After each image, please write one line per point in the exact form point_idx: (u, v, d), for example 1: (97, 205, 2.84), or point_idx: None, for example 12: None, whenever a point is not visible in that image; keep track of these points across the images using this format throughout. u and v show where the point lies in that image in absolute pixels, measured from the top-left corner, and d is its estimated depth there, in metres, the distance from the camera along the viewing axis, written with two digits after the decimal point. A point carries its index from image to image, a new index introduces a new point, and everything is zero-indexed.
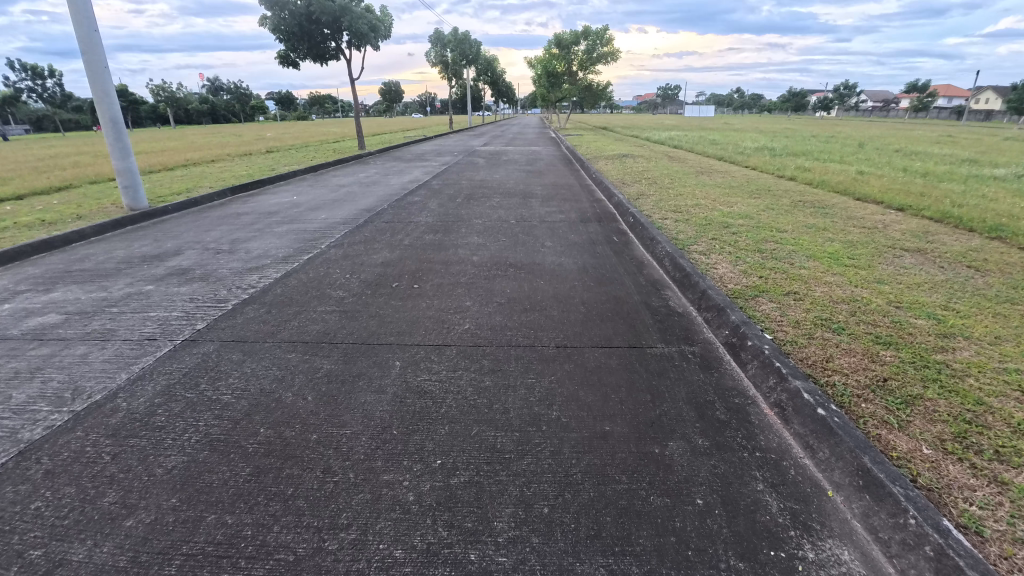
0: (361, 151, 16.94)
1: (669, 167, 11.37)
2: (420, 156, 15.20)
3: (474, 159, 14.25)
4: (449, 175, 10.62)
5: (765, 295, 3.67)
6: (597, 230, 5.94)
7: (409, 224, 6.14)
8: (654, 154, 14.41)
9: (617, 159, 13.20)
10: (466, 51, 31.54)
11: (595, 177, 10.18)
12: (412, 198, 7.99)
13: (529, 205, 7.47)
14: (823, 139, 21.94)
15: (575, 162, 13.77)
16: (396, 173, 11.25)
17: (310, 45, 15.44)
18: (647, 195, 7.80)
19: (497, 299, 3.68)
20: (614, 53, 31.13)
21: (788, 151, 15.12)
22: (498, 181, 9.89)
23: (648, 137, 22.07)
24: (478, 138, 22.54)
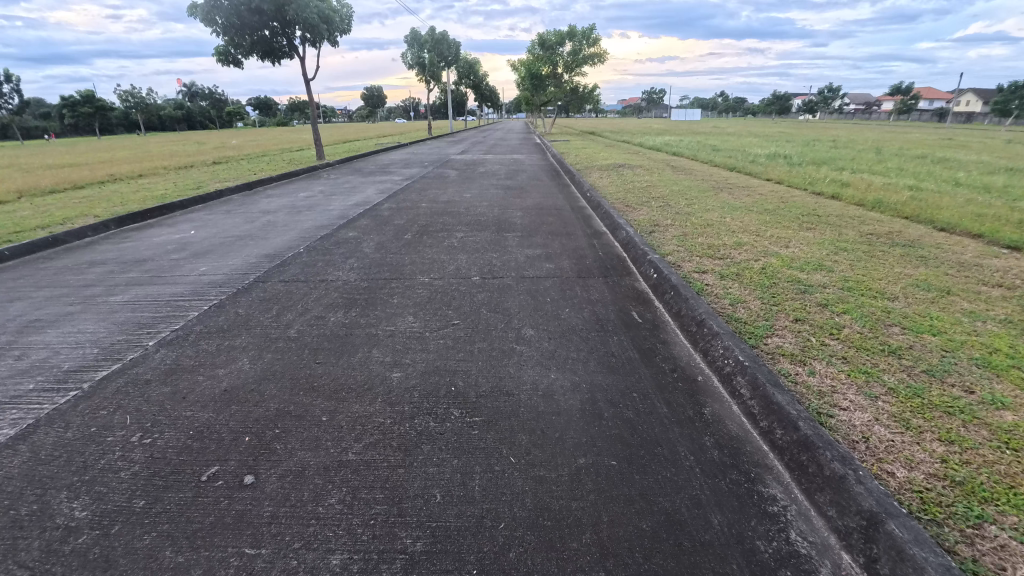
0: (316, 162, 14.69)
1: (677, 181, 9.39)
2: (382, 168, 13.03)
3: (446, 171, 12.17)
4: (407, 194, 8.50)
5: (1004, 520, 1.67)
6: (602, 289, 3.85)
7: (318, 285, 4.02)
8: (653, 163, 12.48)
9: (612, 170, 11.19)
10: (444, 52, 29.53)
11: (588, 195, 8.11)
12: (346, 231, 5.88)
13: (504, 241, 5.38)
14: (826, 144, 20.48)
15: (563, 174, 11.75)
16: (343, 192, 9.09)
17: (253, 39, 13.25)
18: (664, 224, 5.75)
19: (404, 548, 1.60)
20: (601, 54, 29.34)
21: (804, 158, 13.33)
22: (467, 203, 7.80)
23: (640, 144, 20.30)
24: (456, 145, 20.50)
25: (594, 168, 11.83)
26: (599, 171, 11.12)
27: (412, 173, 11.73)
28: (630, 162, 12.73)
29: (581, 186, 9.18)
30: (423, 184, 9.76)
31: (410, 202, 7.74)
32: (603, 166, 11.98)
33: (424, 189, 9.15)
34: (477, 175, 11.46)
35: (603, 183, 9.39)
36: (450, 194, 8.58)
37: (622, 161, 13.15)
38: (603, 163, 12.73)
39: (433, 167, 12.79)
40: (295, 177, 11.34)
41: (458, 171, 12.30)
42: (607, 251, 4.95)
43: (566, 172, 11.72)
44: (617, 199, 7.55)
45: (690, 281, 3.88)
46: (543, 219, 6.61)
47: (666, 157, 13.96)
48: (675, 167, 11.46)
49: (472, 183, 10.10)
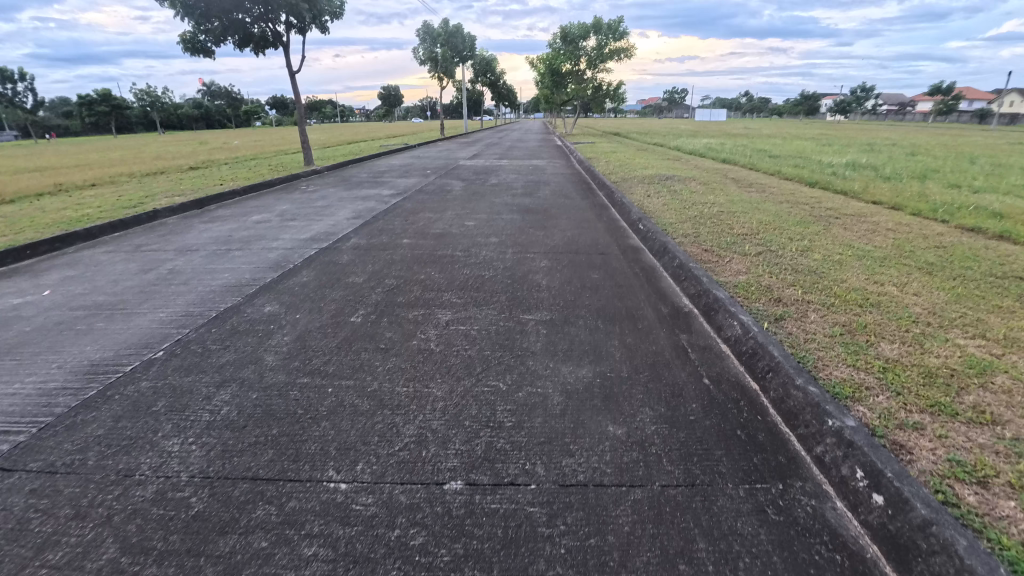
0: (301, 168, 12.51)
1: (756, 202, 6.93)
2: (374, 176, 10.75)
3: (451, 180, 9.87)
4: (389, 219, 6.19)
5: None
6: (766, 556, 1.50)
7: (95, 507, 1.75)
8: (706, 173, 10.07)
9: (660, 184, 8.75)
10: (458, 46, 27.31)
11: (639, 221, 5.67)
12: (267, 299, 3.61)
13: (519, 329, 3.01)
14: (890, 147, 17.80)
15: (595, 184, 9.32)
16: (309, 214, 6.84)
17: (226, 24, 11.11)
18: (794, 300, 3.33)
19: None
20: (629, 50, 26.85)
21: (891, 168, 10.79)
22: (468, 233, 5.46)
23: (674, 146, 17.83)
24: (466, 148, 18.28)
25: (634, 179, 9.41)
26: (643, 185, 8.70)
27: (409, 184, 9.43)
28: (677, 173, 10.26)
29: (625, 205, 6.72)
30: (416, 202, 7.46)
31: (389, 234, 5.43)
32: (644, 177, 9.58)
33: (415, 209, 6.83)
34: (488, 185, 9.11)
35: (655, 203, 6.95)
36: (447, 217, 6.24)
37: (665, 170, 10.66)
38: (644, 173, 10.29)
39: (437, 176, 10.50)
40: (264, 191, 9.16)
41: (465, 179, 9.97)
42: (713, 372, 2.56)
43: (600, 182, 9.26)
44: (687, 234, 5.11)
45: (989, 540, 1.53)
46: (581, 267, 4.20)
47: (719, 165, 11.45)
48: (739, 181, 8.97)
49: (481, 198, 7.75)
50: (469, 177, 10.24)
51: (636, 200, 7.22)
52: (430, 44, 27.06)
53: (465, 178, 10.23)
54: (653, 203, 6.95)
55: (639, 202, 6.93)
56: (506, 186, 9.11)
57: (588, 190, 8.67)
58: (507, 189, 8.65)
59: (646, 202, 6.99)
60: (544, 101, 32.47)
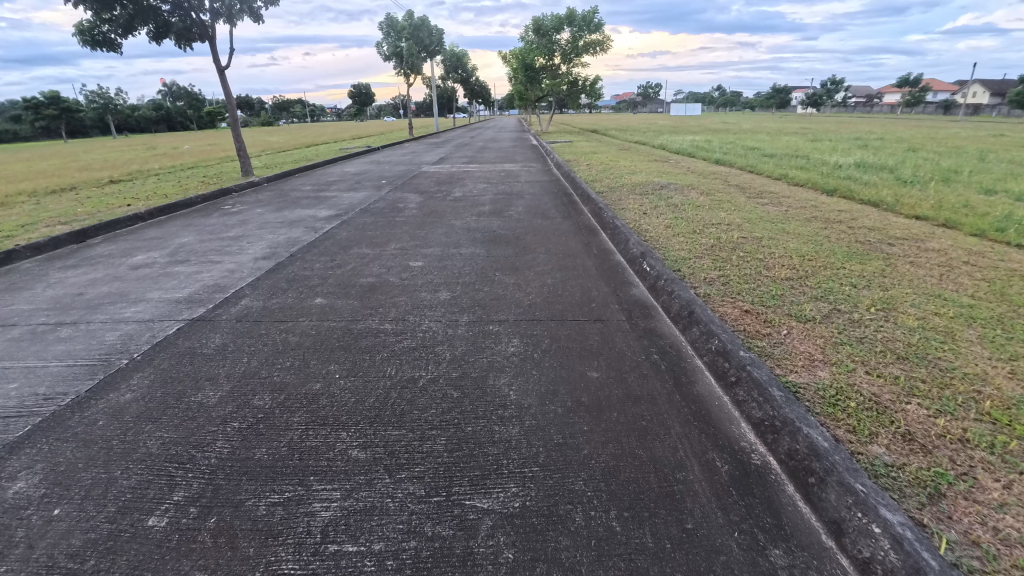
0: (236, 180, 10.77)
1: (780, 221, 5.55)
2: (318, 189, 9.10)
3: (408, 193, 8.29)
4: (310, 259, 4.63)
5: None
6: None
7: None
8: (703, 177, 8.75)
9: (657, 194, 7.33)
10: (423, 40, 25.62)
11: (643, 253, 4.20)
12: (28, 459, 2.06)
13: (459, 555, 1.53)
14: (880, 142, 16.96)
15: (577, 196, 7.85)
16: (210, 250, 5.23)
17: (133, 10, 9.26)
18: (939, 444, 1.95)
19: None
20: (606, 42, 25.51)
21: (902, 167, 9.68)
22: (410, 282, 3.94)
23: (656, 144, 16.62)
24: (432, 150, 16.69)
25: (624, 188, 7.98)
26: (636, 197, 7.28)
27: (356, 199, 7.82)
28: (671, 178, 8.86)
29: (619, 225, 5.24)
30: (355, 227, 5.88)
31: (299, 289, 3.88)
32: (634, 184, 8.15)
33: (350, 240, 5.27)
34: (450, 199, 7.55)
35: (657, 222, 5.51)
36: (388, 254, 4.70)
37: (657, 174, 9.27)
38: (634, 179, 8.87)
39: (392, 187, 8.91)
40: (176, 215, 7.48)
41: (424, 190, 8.40)
42: None
43: (584, 191, 7.77)
44: (713, 281, 3.68)
45: None
46: (570, 353, 2.71)
47: (716, 167, 10.10)
48: (747, 189, 7.61)
49: (439, 218, 6.22)
50: (429, 188, 8.67)
51: (632, 218, 5.78)
52: (394, 38, 25.27)
53: (424, 188, 8.65)
54: (654, 223, 5.51)
55: (636, 223, 5.47)
56: (471, 199, 7.57)
57: (570, 204, 7.20)
58: (472, 204, 7.13)
59: (645, 222, 5.55)
60: (518, 98, 30.93)
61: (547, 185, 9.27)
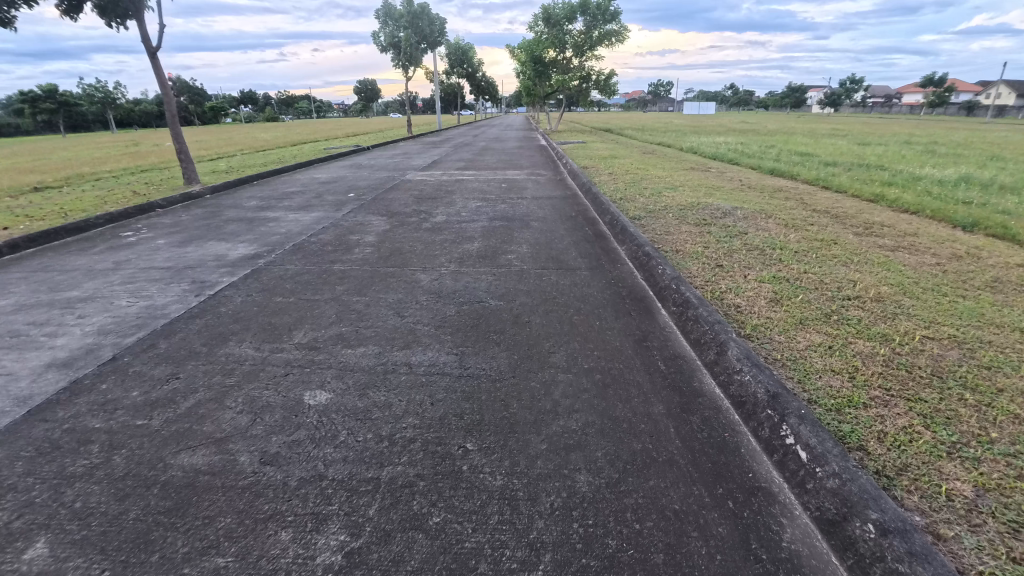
0: (175, 189, 8.66)
1: (956, 289, 3.32)
2: (262, 206, 6.94)
3: (374, 212, 6.10)
4: (135, 375, 2.50)
5: None
6: None
7: None
8: (769, 196, 6.54)
9: (721, 221, 5.10)
10: (423, 29, 23.47)
11: (775, 396, 2.01)
12: None
13: None
14: (944, 148, 14.57)
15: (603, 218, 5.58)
16: (4, 335, 3.10)
17: None
18: None
19: None
20: (623, 34, 23.22)
21: (1021, 185, 7.43)
22: (275, 476, 1.78)
23: (684, 146, 14.35)
24: (425, 152, 14.57)
25: (666, 210, 5.73)
26: (692, 227, 5.02)
27: (299, 224, 5.64)
28: (728, 195, 6.60)
29: (691, 295, 3.01)
30: (264, 283, 3.71)
31: (30, 497, 1.74)
32: (682, 205, 5.91)
33: (236, 318, 3.10)
34: (425, 225, 5.35)
35: (751, 288, 3.28)
36: (275, 363, 2.53)
37: (708, 189, 7.01)
38: (680, 196, 6.59)
39: (357, 204, 6.73)
40: (48, 246, 5.37)
41: (396, 209, 6.22)
42: None
43: (611, 212, 5.52)
44: (985, 524, 1.51)
45: None
46: None
47: (779, 180, 7.82)
48: (849, 217, 5.33)
49: (399, 264, 4.02)
50: (402, 205, 6.46)
51: (703, 276, 3.55)
52: (392, 27, 23.13)
53: (397, 206, 6.46)
54: (747, 288, 3.28)
55: (718, 291, 3.25)
56: (454, 224, 5.37)
57: (597, 234, 4.97)
58: (453, 235, 4.91)
59: (730, 286, 3.33)
60: (526, 93, 28.63)
61: (561, 199, 7.02)
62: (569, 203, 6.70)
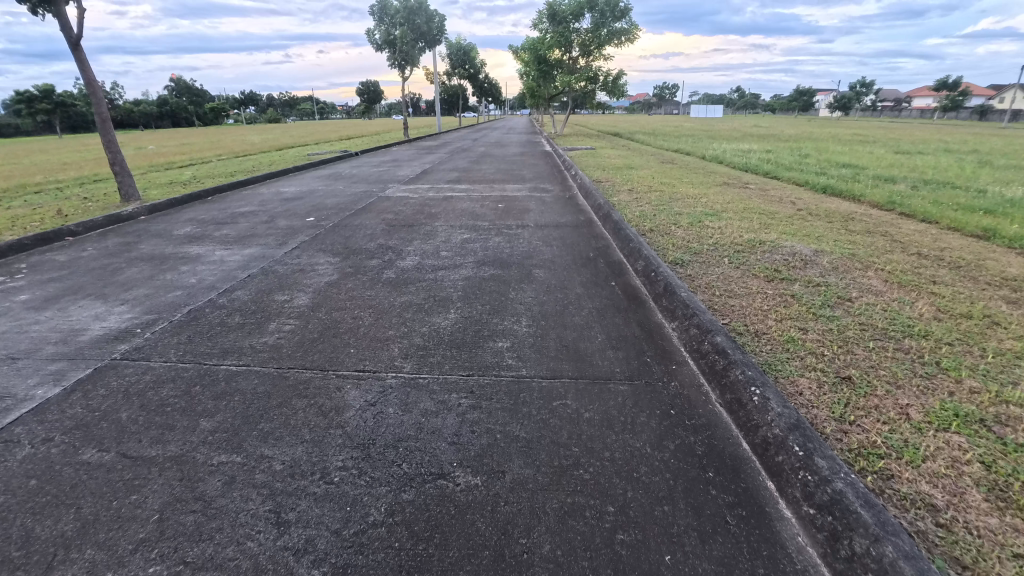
0: (106, 208, 7.19)
1: None
2: (192, 235, 5.45)
3: (326, 248, 4.58)
4: None
5: None
6: None
7: None
8: (843, 227, 5.03)
9: (802, 272, 3.61)
10: (420, 26, 22.01)
11: None
12: None
13: None
14: (995, 158, 13.01)
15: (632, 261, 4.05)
16: None
17: None
18: None
19: None
20: (632, 32, 21.72)
21: None
22: None
23: (705, 154, 12.83)
24: (417, 159, 13.10)
25: (718, 250, 4.19)
26: (764, 283, 3.50)
27: (219, 268, 4.14)
28: (792, 225, 5.03)
29: (851, 491, 1.53)
30: (89, 408, 2.22)
31: None
32: (736, 241, 4.36)
33: None
34: (387, 273, 3.84)
35: (936, 452, 1.80)
36: None
37: (760, 215, 5.46)
38: (728, 224, 5.02)
39: (309, 233, 5.22)
40: None
41: (355, 243, 4.70)
42: None
43: (643, 253, 3.98)
44: None
45: None
46: None
47: (842, 203, 6.26)
48: (979, 269, 3.79)
49: (324, 362, 2.51)
50: (367, 236, 4.95)
51: (833, 411, 2.05)
52: (387, 24, 21.68)
53: (359, 237, 4.94)
54: (929, 451, 1.80)
55: (878, 461, 1.77)
56: (427, 272, 3.85)
57: (628, 290, 3.49)
58: (421, 294, 3.40)
59: (894, 444, 1.85)
60: (529, 95, 27.10)
61: (571, 224, 5.47)
62: (582, 232, 5.16)
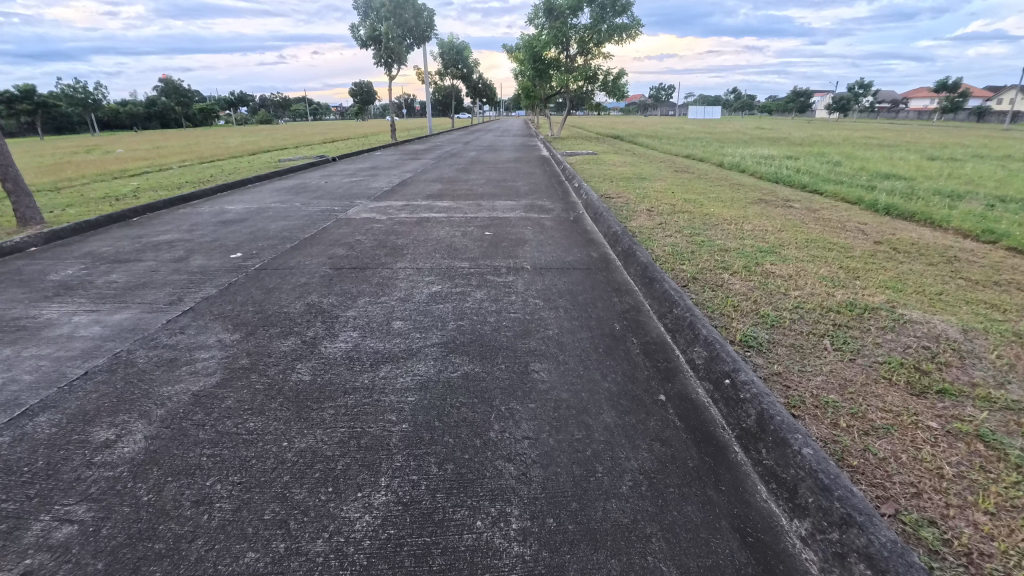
0: None
1: None
2: (67, 282, 4.00)
3: (229, 312, 3.15)
4: None
5: None
6: None
7: None
8: (955, 272, 3.67)
9: (963, 377, 2.25)
10: (408, 22, 20.56)
11: None
12: None
13: None
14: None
15: (683, 339, 2.62)
16: None
17: None
18: None
19: None
20: (634, 29, 20.38)
21: None
22: None
23: (722, 159, 11.47)
24: (398, 165, 11.67)
25: (808, 323, 2.79)
26: (909, 399, 2.14)
27: (51, 354, 2.71)
28: (889, 271, 3.63)
29: None
30: None
31: None
32: (830, 304, 2.96)
33: None
34: (297, 369, 2.41)
35: None
36: None
37: (836, 252, 4.07)
38: (800, 269, 3.63)
39: (221, 281, 3.77)
40: None
41: (275, 303, 3.27)
42: None
43: (701, 326, 2.58)
44: None
45: None
46: None
47: (925, 231, 4.89)
48: None
49: None
50: (296, 289, 3.51)
51: None
52: (373, 20, 20.31)
53: (285, 290, 3.50)
54: None
55: None
56: (361, 367, 2.42)
57: (688, 408, 2.11)
58: (337, 426, 1.98)
59: None
60: (524, 95, 25.71)
61: (582, 261, 4.04)
62: (599, 274, 3.73)
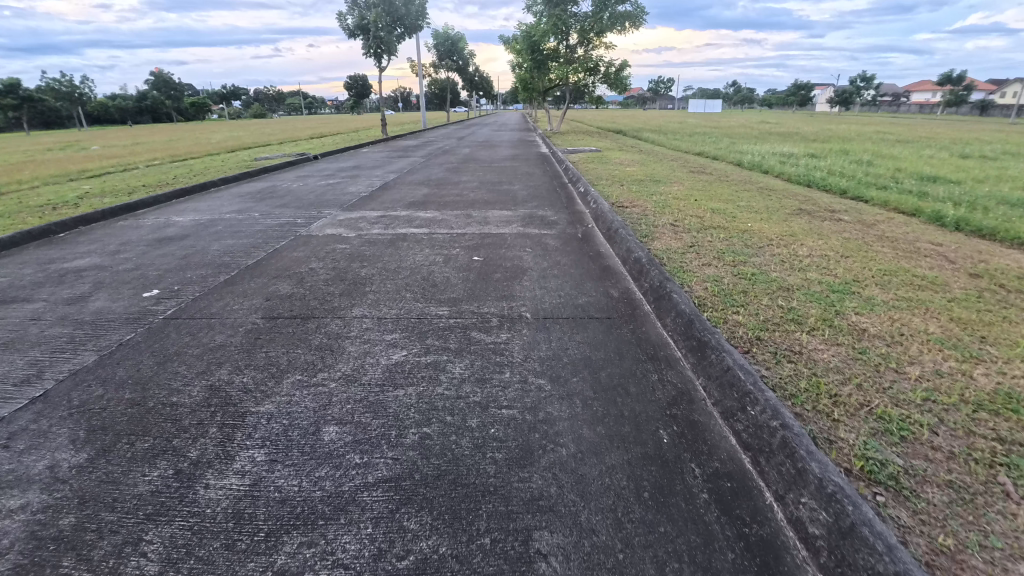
0: None
1: None
2: None
3: (90, 405, 2.15)
4: None
5: None
6: None
7: None
8: None
9: None
10: (398, 9, 19.42)
11: None
12: None
13: None
14: None
15: (774, 471, 1.64)
16: None
17: None
18: None
19: None
20: (637, 17, 19.29)
21: None
22: None
23: (739, 157, 10.48)
24: (384, 165, 10.64)
25: (960, 438, 1.82)
26: None
27: None
28: (1021, 327, 2.65)
29: None
30: None
31: None
32: (976, 399, 2.00)
33: None
34: (137, 552, 1.43)
35: None
36: None
37: (932, 293, 3.09)
38: (903, 326, 2.63)
39: (109, 340, 2.77)
40: None
41: (163, 387, 2.27)
42: None
43: (808, 457, 1.60)
44: None
45: None
46: None
47: (1021, 256, 3.91)
48: None
49: None
50: (202, 358, 2.51)
51: None
52: (361, 8, 19.18)
53: (185, 360, 2.49)
54: None
55: None
56: (248, 545, 1.43)
57: None
58: None
59: None
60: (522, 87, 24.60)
61: (598, 305, 3.04)
62: (624, 327, 2.73)
